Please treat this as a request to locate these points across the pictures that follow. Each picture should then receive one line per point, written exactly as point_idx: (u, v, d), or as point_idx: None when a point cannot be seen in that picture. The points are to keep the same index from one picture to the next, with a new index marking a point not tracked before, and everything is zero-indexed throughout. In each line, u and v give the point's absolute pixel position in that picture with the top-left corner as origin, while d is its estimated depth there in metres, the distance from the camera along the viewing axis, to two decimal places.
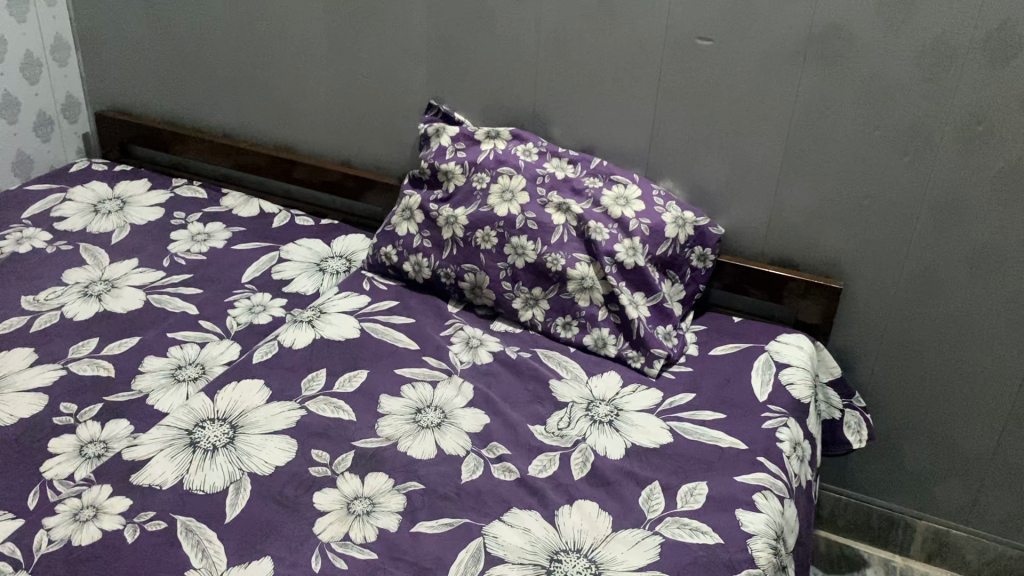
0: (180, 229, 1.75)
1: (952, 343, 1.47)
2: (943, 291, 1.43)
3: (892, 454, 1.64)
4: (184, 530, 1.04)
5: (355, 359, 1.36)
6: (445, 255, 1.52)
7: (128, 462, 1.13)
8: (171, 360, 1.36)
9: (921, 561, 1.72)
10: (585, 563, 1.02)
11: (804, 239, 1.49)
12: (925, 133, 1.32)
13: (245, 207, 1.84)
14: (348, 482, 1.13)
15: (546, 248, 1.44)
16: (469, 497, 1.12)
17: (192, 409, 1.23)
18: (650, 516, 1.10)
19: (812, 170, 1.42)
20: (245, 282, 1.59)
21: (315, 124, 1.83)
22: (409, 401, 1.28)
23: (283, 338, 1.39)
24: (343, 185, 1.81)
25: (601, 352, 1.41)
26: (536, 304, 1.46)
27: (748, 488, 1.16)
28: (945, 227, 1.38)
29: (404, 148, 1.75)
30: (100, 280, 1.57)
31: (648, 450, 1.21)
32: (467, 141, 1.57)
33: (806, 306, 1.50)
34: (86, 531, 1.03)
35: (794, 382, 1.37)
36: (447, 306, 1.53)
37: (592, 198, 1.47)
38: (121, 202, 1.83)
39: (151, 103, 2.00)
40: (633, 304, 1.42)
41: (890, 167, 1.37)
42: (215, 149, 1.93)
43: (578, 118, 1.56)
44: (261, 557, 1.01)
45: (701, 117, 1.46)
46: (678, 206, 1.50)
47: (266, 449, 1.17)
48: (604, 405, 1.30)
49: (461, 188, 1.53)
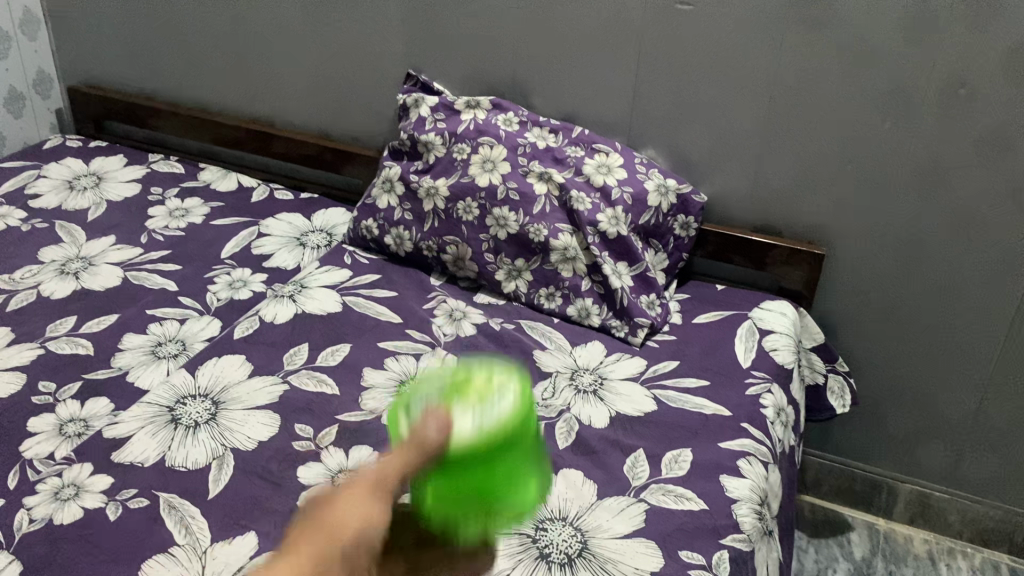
0: (157, 205, 1.72)
1: (934, 308, 1.48)
2: (925, 257, 1.43)
3: (875, 418, 1.65)
4: (167, 507, 1.03)
5: (337, 333, 1.35)
6: (427, 228, 1.50)
7: (109, 440, 1.12)
8: (151, 337, 1.35)
9: (904, 524, 1.74)
10: (571, 531, 1.02)
11: (787, 205, 1.49)
12: (907, 97, 1.31)
13: (223, 182, 1.82)
14: (333, 455, 1.13)
15: (528, 219, 1.43)
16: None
17: (173, 386, 1.22)
18: (635, 483, 1.11)
19: (795, 136, 1.41)
20: (224, 258, 1.57)
21: (292, 96, 1.80)
22: (393, 374, 1.28)
23: (263, 314, 1.38)
24: (323, 158, 1.79)
25: (585, 323, 1.41)
26: (519, 276, 1.45)
27: (732, 453, 1.16)
28: (928, 192, 1.38)
29: (382, 119, 1.73)
30: (77, 258, 1.55)
31: (633, 419, 1.21)
32: (447, 112, 1.54)
33: (788, 273, 1.50)
34: (67, 509, 1.02)
35: (777, 349, 1.37)
36: (429, 279, 1.52)
37: (574, 168, 1.46)
38: (96, 178, 1.80)
39: (125, 77, 1.97)
40: (617, 273, 1.41)
41: (872, 131, 1.36)
42: (191, 124, 1.90)
43: (559, 86, 1.54)
44: (245, 532, 1.01)
45: (682, 83, 1.45)
46: (660, 174, 1.49)
47: (249, 425, 1.16)
48: (588, 375, 1.30)
49: (441, 160, 1.51)
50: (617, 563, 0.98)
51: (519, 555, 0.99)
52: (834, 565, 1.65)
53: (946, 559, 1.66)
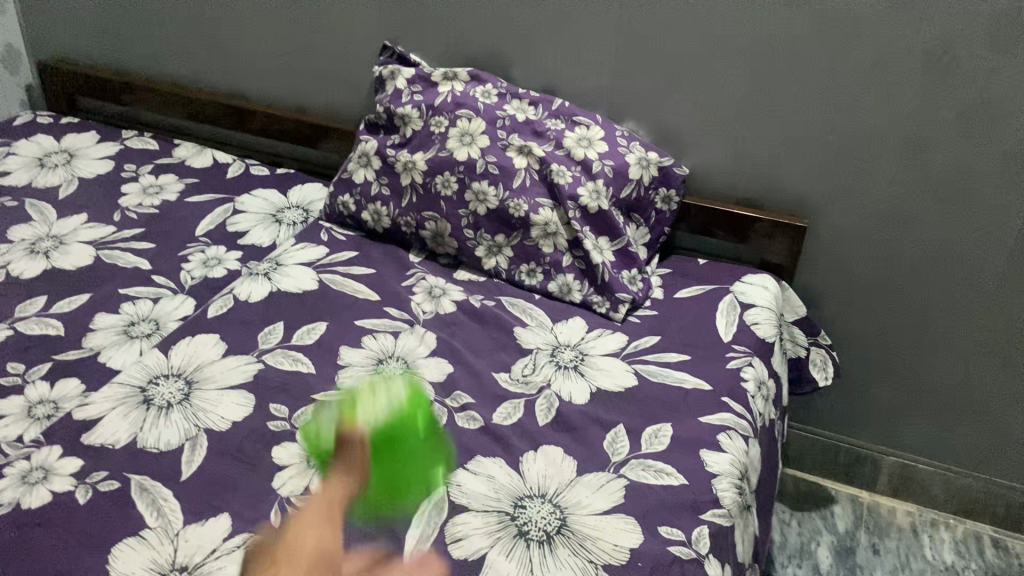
0: (131, 182, 1.69)
1: (918, 281, 1.47)
2: (909, 228, 1.42)
3: (859, 392, 1.64)
4: (138, 489, 1.01)
5: (314, 311, 1.33)
6: (405, 203, 1.48)
7: (79, 422, 1.10)
8: (123, 317, 1.32)
9: (887, 496, 1.74)
10: (549, 509, 1.01)
11: (770, 177, 1.47)
12: (890, 66, 1.29)
13: (198, 158, 1.79)
14: (308, 435, 1.11)
15: (508, 193, 1.40)
16: (433, 444, 1.10)
17: (145, 366, 1.19)
18: (615, 459, 1.09)
19: (776, 107, 1.39)
20: (198, 235, 1.54)
21: (268, 70, 1.77)
22: (370, 352, 1.26)
23: (238, 292, 1.36)
24: (299, 133, 1.76)
25: (566, 299, 1.39)
26: (499, 251, 1.43)
27: (713, 428, 1.15)
28: (912, 163, 1.36)
29: (359, 93, 1.70)
30: (47, 237, 1.52)
31: (613, 394, 1.20)
32: (424, 84, 1.51)
33: (771, 247, 1.49)
34: (35, 493, 1.00)
35: (759, 323, 1.36)
36: (408, 256, 1.50)
37: (554, 140, 1.43)
38: (67, 155, 1.76)
39: (96, 51, 1.92)
40: (598, 248, 1.39)
41: (855, 101, 1.34)
42: (164, 99, 1.86)
43: (539, 58, 1.51)
44: (218, 513, 0.99)
45: (663, 53, 1.42)
46: (642, 146, 1.47)
47: (223, 405, 1.14)
48: (569, 351, 1.28)
49: (419, 133, 1.48)
50: (596, 540, 0.97)
51: (497, 533, 0.97)
52: (817, 538, 1.65)
53: (929, 531, 1.67)
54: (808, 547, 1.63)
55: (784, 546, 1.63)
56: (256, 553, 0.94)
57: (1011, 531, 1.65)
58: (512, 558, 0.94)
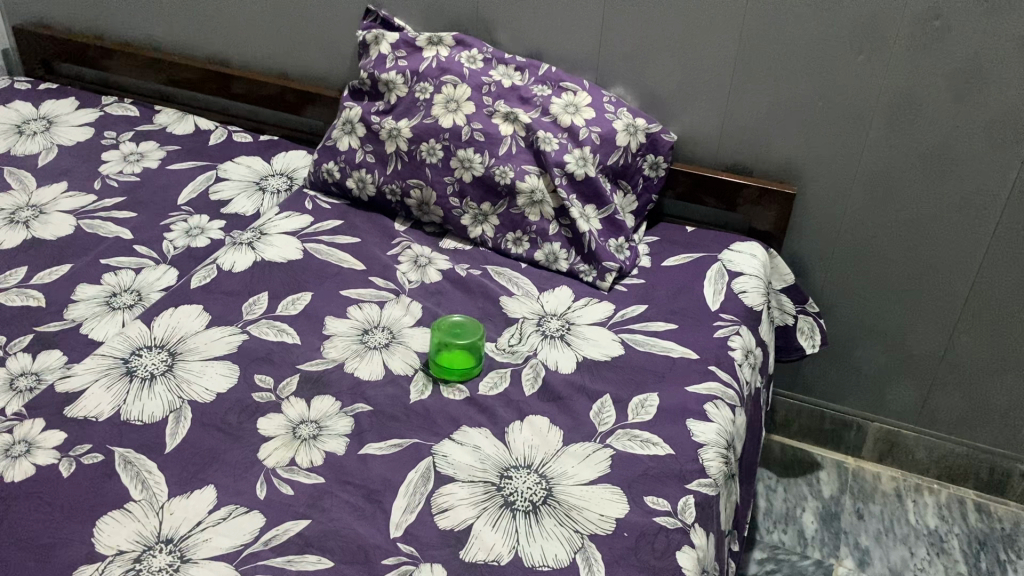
0: (111, 149, 1.66)
1: (905, 247, 1.46)
2: (896, 195, 1.41)
3: (845, 359, 1.65)
4: (123, 462, 1.00)
5: (298, 281, 1.31)
6: (390, 170, 1.46)
7: (62, 394, 1.09)
8: (106, 287, 1.31)
9: (872, 462, 1.75)
10: (536, 478, 1.01)
11: (759, 144, 1.46)
12: (880, 30, 1.28)
13: (180, 125, 1.76)
14: (294, 406, 1.10)
15: (493, 161, 1.39)
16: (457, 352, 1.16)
17: (128, 337, 1.18)
18: (601, 428, 1.09)
19: (766, 72, 1.37)
20: (180, 205, 1.52)
21: (249, 34, 1.73)
22: (355, 323, 1.25)
23: (222, 262, 1.34)
24: (283, 100, 1.73)
25: (553, 267, 1.38)
26: (485, 220, 1.42)
27: (700, 398, 1.15)
28: (900, 129, 1.35)
29: (342, 57, 1.67)
30: (27, 206, 1.50)
31: (600, 363, 1.19)
32: (408, 49, 1.48)
33: (759, 214, 1.48)
34: (19, 467, 0.99)
35: (746, 291, 1.35)
36: (394, 224, 1.48)
37: (541, 107, 1.41)
38: (46, 121, 1.73)
39: (73, 15, 1.88)
40: (585, 217, 1.38)
41: (844, 67, 1.33)
42: (144, 65, 1.82)
43: (524, 22, 1.49)
44: (204, 486, 0.99)
45: (651, 18, 1.40)
46: (629, 112, 1.45)
47: (207, 376, 1.13)
48: (556, 320, 1.28)
49: (404, 99, 1.46)
50: (582, 510, 0.97)
51: (483, 503, 0.97)
52: (803, 504, 1.67)
53: (913, 495, 1.68)
54: (793, 513, 1.65)
55: (770, 512, 1.65)
56: (242, 525, 0.94)
57: (993, 495, 1.68)
58: (499, 529, 0.95)
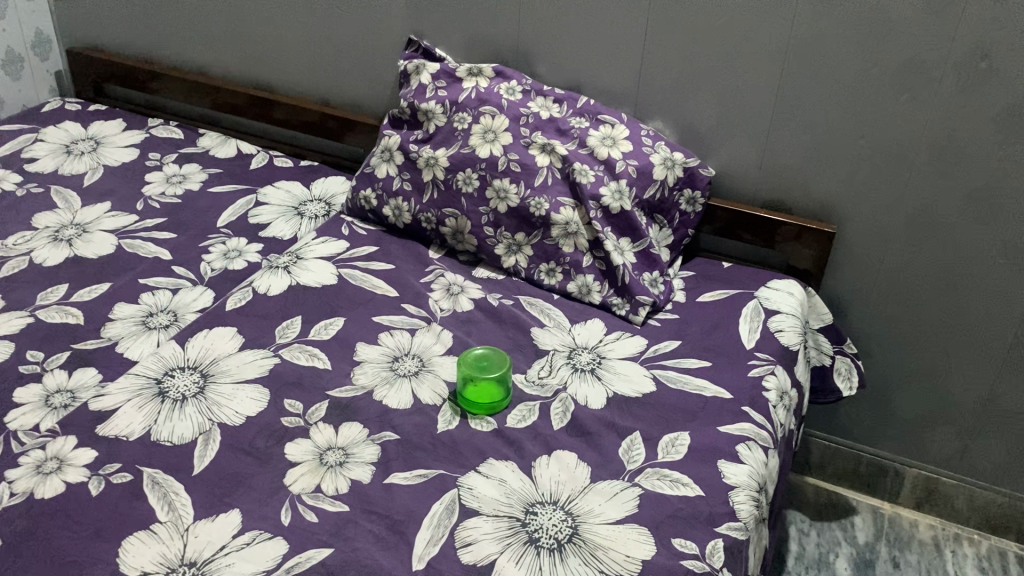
0: (155, 170, 1.70)
1: (947, 289, 1.43)
2: (939, 235, 1.38)
3: (883, 401, 1.61)
4: (151, 483, 1.01)
5: (332, 305, 1.32)
6: (426, 199, 1.47)
7: (94, 413, 1.10)
8: (143, 307, 1.33)
9: (910, 509, 1.70)
10: (561, 516, 1.00)
11: (798, 181, 1.44)
12: (925, 70, 1.26)
13: (222, 148, 1.79)
14: (322, 432, 1.10)
15: (529, 192, 1.39)
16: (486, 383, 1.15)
17: (162, 357, 1.20)
18: (630, 466, 1.08)
19: (807, 109, 1.36)
20: (220, 227, 1.54)
21: (293, 62, 1.76)
22: (386, 349, 1.25)
23: (257, 285, 1.36)
24: (323, 126, 1.75)
25: (585, 300, 1.37)
26: (519, 250, 1.41)
27: (732, 439, 1.13)
28: (944, 169, 1.32)
29: (384, 86, 1.69)
30: (71, 225, 1.53)
31: (630, 400, 1.18)
32: (448, 79, 1.50)
33: (798, 252, 1.46)
34: (49, 483, 1.00)
35: (783, 330, 1.33)
36: (428, 252, 1.48)
37: (578, 139, 1.42)
38: (94, 142, 1.77)
39: (125, 40, 1.93)
40: (619, 250, 1.37)
41: (888, 106, 1.31)
42: (191, 88, 1.86)
43: (564, 56, 1.49)
44: (229, 510, 0.99)
45: (693, 52, 1.39)
46: (667, 146, 1.44)
47: (238, 399, 1.13)
48: (587, 353, 1.27)
49: (441, 129, 1.47)
50: (608, 550, 0.96)
51: (507, 539, 0.96)
52: (836, 549, 1.62)
53: (952, 545, 1.63)
54: (826, 558, 1.60)
55: (802, 556, 1.61)
56: (265, 551, 0.94)
57: None
58: (522, 566, 0.93)
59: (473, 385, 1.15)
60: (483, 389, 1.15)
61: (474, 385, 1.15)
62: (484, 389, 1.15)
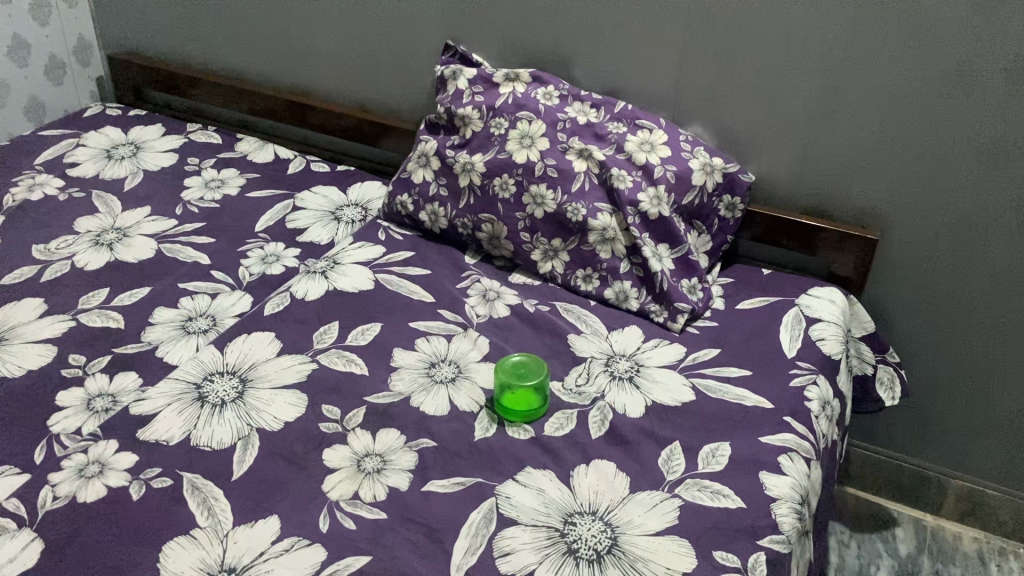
0: (194, 175, 1.71)
1: (993, 297, 1.40)
2: (986, 242, 1.35)
3: (926, 411, 1.58)
4: (191, 488, 1.01)
5: (369, 311, 1.32)
6: (462, 204, 1.46)
7: (135, 417, 1.11)
8: (183, 312, 1.34)
9: (953, 521, 1.67)
10: (600, 527, 0.98)
11: (840, 187, 1.41)
12: (974, 74, 1.23)
13: (260, 153, 1.80)
14: (360, 439, 1.10)
15: (566, 197, 1.38)
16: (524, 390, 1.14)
17: (201, 362, 1.20)
18: (670, 477, 1.06)
19: (850, 112, 1.34)
20: (257, 231, 1.55)
21: (330, 68, 1.77)
22: (423, 356, 1.25)
23: (295, 290, 1.36)
24: (359, 131, 1.76)
25: (623, 306, 1.36)
26: (555, 256, 1.40)
27: (774, 449, 1.11)
28: (992, 175, 1.29)
29: (420, 91, 1.69)
30: (112, 229, 1.54)
31: (668, 409, 1.16)
32: (485, 84, 1.49)
33: (839, 258, 1.44)
34: (91, 487, 1.01)
35: (825, 339, 1.31)
36: (464, 257, 1.48)
37: (615, 144, 1.41)
38: (133, 147, 1.79)
39: (165, 46, 1.95)
40: (657, 256, 1.36)
41: (934, 111, 1.28)
42: (229, 94, 1.88)
43: (602, 60, 1.48)
44: (268, 516, 0.99)
45: (734, 56, 1.37)
46: (706, 152, 1.42)
47: (276, 404, 1.14)
48: (625, 361, 1.25)
49: (478, 134, 1.46)
50: (648, 562, 0.94)
51: (546, 549, 0.95)
52: (877, 561, 1.60)
53: (997, 560, 1.60)
54: (867, 570, 1.58)
55: (842, 568, 1.58)
56: (304, 557, 0.94)
57: None
58: None
59: (511, 394, 1.14)
60: (521, 397, 1.14)
61: (511, 393, 1.14)
62: (522, 397, 1.14)
